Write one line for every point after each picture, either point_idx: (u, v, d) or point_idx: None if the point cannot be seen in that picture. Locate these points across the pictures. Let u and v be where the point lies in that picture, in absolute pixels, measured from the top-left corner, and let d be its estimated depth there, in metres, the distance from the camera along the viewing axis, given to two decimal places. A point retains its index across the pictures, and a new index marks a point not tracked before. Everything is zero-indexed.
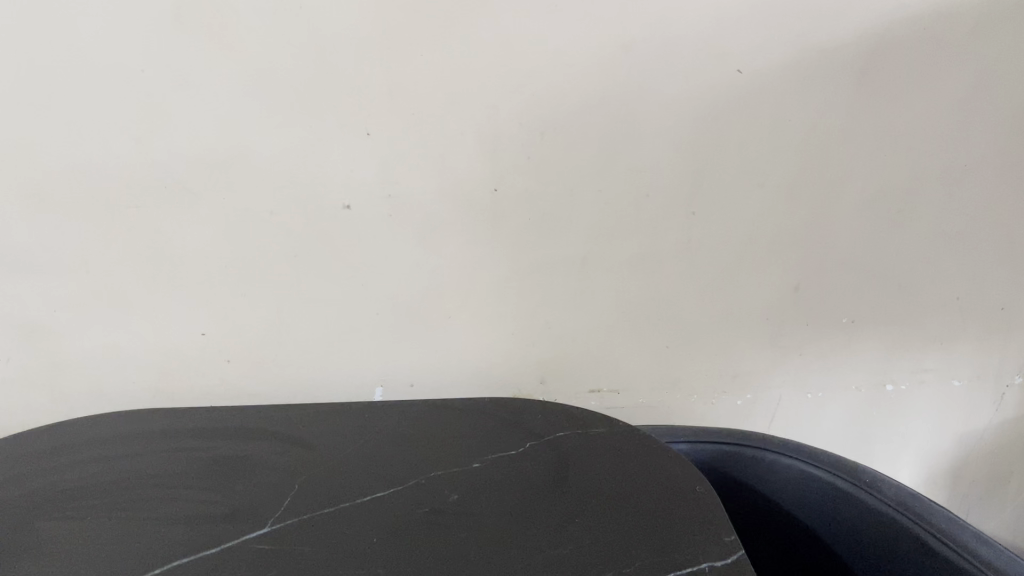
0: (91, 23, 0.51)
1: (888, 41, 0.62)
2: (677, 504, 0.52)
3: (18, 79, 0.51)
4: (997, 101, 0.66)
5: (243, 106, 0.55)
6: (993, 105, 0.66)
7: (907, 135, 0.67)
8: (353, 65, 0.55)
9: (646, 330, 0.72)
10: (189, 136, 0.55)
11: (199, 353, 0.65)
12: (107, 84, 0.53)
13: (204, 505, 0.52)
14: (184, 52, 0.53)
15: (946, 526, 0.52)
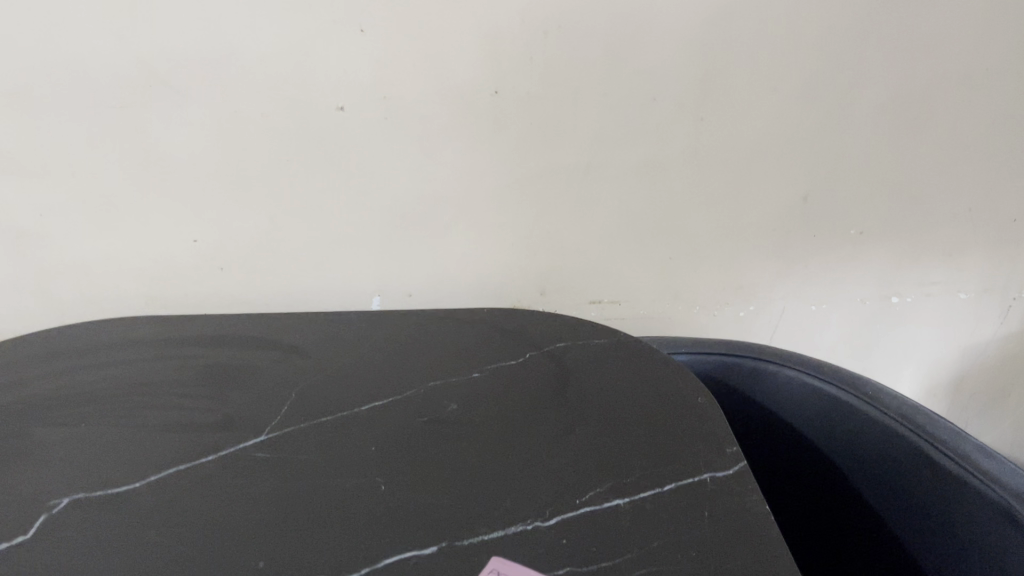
0: None
1: None
2: (680, 414, 0.51)
3: None
4: None
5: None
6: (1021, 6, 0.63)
7: (929, 37, 0.63)
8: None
9: (649, 240, 0.71)
10: (174, 33, 0.53)
11: (192, 260, 0.63)
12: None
13: (202, 412, 0.51)
14: None
15: (947, 439, 0.52)
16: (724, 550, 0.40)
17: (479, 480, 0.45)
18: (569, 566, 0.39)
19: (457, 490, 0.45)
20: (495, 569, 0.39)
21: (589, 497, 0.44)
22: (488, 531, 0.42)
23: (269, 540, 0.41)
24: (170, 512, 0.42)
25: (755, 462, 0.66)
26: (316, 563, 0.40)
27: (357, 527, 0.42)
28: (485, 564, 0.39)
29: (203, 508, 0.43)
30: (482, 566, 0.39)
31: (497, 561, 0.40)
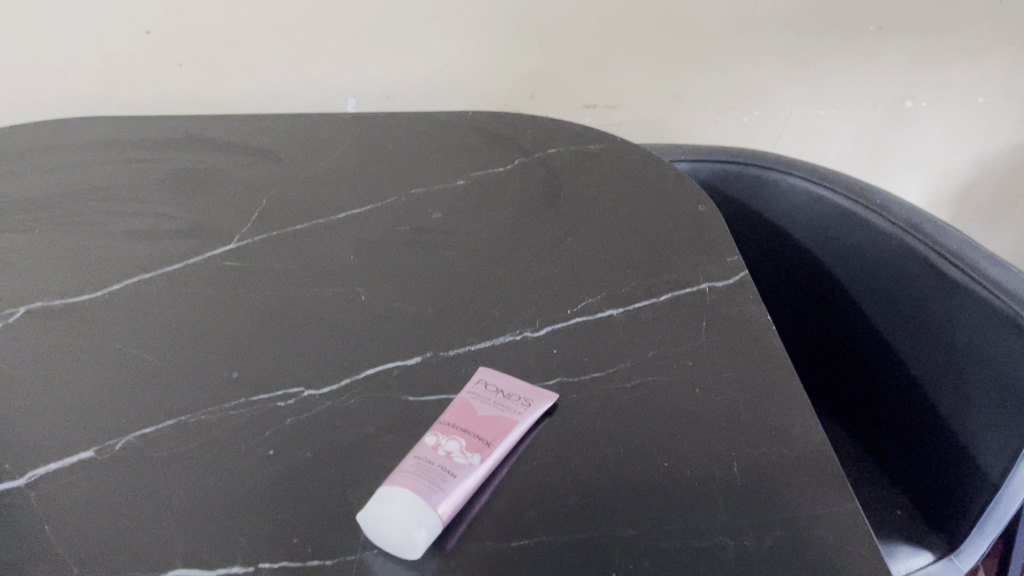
0: None
1: None
2: (680, 222, 0.48)
3: None
4: None
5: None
6: None
7: None
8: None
9: (649, 37, 0.65)
10: None
11: (145, 55, 0.57)
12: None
13: (166, 219, 0.48)
14: None
15: (956, 247, 0.49)
16: (721, 361, 0.39)
17: (466, 290, 0.43)
18: (559, 377, 0.38)
19: (442, 300, 0.42)
20: (481, 381, 0.37)
21: (582, 307, 0.42)
22: (476, 342, 0.40)
23: (244, 352, 0.39)
24: (136, 322, 0.40)
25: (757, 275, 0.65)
26: (293, 375, 0.38)
27: (337, 338, 0.40)
28: (471, 377, 0.37)
29: (172, 319, 0.40)
30: (467, 381, 0.37)
31: (483, 373, 0.37)
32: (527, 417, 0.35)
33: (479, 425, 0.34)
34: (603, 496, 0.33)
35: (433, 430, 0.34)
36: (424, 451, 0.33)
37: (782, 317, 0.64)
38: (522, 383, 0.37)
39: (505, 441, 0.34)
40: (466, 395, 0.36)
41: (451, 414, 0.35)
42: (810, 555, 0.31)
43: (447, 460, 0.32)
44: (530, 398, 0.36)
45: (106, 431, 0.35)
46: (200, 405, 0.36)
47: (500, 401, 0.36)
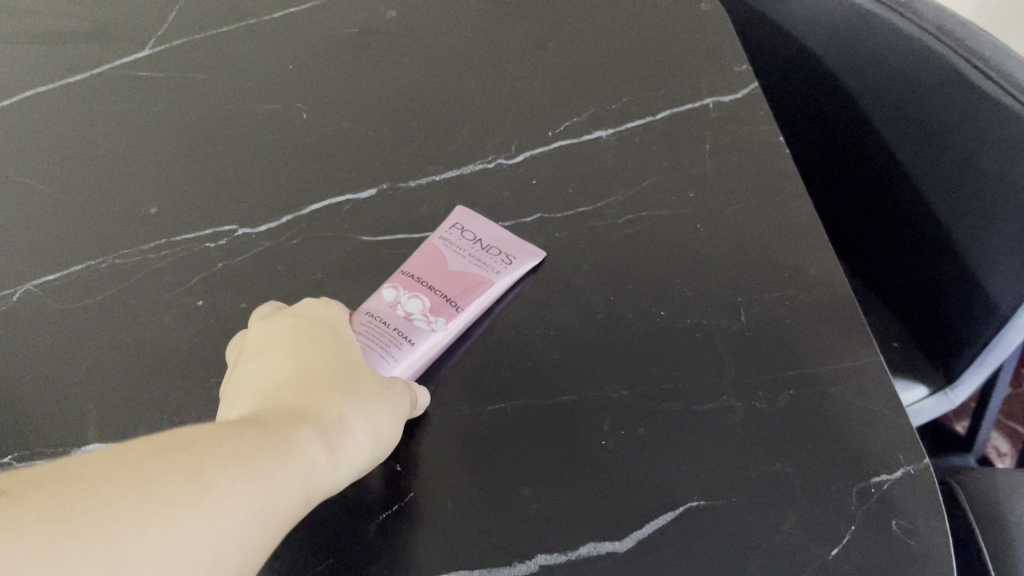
0: None
1: None
2: (680, 21, 0.40)
3: None
4: None
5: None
6: None
7: None
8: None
9: None
10: None
11: None
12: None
13: (64, 17, 0.39)
14: None
15: (990, 54, 0.42)
16: (729, 193, 0.33)
17: (428, 109, 0.36)
18: (539, 214, 0.32)
19: (399, 121, 0.36)
20: (459, 223, 0.31)
21: (565, 129, 0.35)
22: (441, 172, 0.34)
23: (164, 182, 0.33)
24: (32, 147, 0.34)
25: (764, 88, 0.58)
26: (223, 210, 0.32)
27: (276, 168, 0.33)
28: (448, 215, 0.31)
29: (75, 142, 0.34)
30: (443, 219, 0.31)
31: (464, 213, 0.31)
32: (505, 277, 0.30)
33: (447, 282, 0.29)
34: (588, 352, 0.28)
35: (392, 282, 0.29)
36: (378, 310, 0.28)
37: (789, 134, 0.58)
38: (509, 231, 0.31)
39: (475, 304, 0.29)
40: (438, 241, 0.30)
41: (415, 263, 0.29)
42: (825, 418, 0.27)
43: (403, 327, 0.27)
44: (514, 253, 0.30)
45: (1, 280, 0.29)
46: (112, 247, 0.30)
47: (476, 253, 0.30)
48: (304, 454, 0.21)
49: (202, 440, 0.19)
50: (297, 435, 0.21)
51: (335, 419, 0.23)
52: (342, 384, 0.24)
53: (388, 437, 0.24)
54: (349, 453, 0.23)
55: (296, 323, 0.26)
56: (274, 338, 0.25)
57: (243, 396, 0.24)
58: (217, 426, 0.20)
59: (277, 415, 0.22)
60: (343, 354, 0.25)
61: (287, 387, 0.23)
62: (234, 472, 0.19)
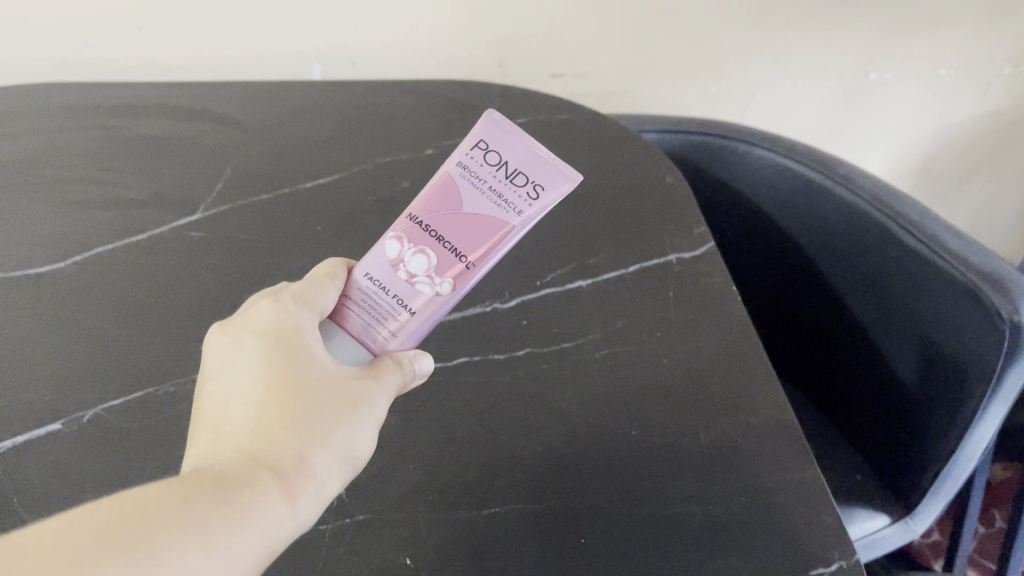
0: None
1: None
2: (648, 193, 0.48)
3: None
4: None
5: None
6: None
7: None
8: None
9: (616, 3, 0.63)
10: None
11: (105, 17, 0.57)
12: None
13: (128, 187, 0.47)
14: None
15: (917, 219, 0.50)
16: (689, 333, 0.39)
17: None
18: (529, 348, 0.38)
19: None
20: (482, 139, 0.29)
21: (552, 279, 0.42)
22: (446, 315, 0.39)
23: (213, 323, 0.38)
24: (101, 293, 0.40)
25: (731, 247, 0.66)
26: None
27: None
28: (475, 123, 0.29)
29: (137, 289, 0.40)
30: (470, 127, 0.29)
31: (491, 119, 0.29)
32: (529, 216, 0.29)
33: (461, 230, 0.29)
34: (571, 464, 0.33)
35: (405, 229, 0.30)
36: (382, 272, 0.30)
37: (754, 287, 0.66)
38: (537, 151, 0.28)
39: (488, 254, 0.29)
40: (457, 172, 0.29)
41: (430, 202, 0.30)
42: (772, 520, 0.31)
43: (402, 295, 0.30)
44: (542, 182, 0.29)
45: (74, 404, 0.34)
46: (168, 377, 0.36)
47: (498, 187, 0.29)
48: (266, 508, 0.23)
49: (146, 517, 0.20)
50: (257, 488, 0.23)
51: (294, 461, 0.24)
52: (298, 417, 0.25)
53: (352, 461, 0.27)
54: (313, 491, 0.25)
55: (254, 346, 0.27)
56: (235, 362, 0.27)
57: (206, 433, 0.25)
58: (170, 490, 0.21)
59: (236, 465, 0.23)
60: (303, 383, 0.26)
61: (246, 426, 0.25)
62: (181, 550, 0.20)
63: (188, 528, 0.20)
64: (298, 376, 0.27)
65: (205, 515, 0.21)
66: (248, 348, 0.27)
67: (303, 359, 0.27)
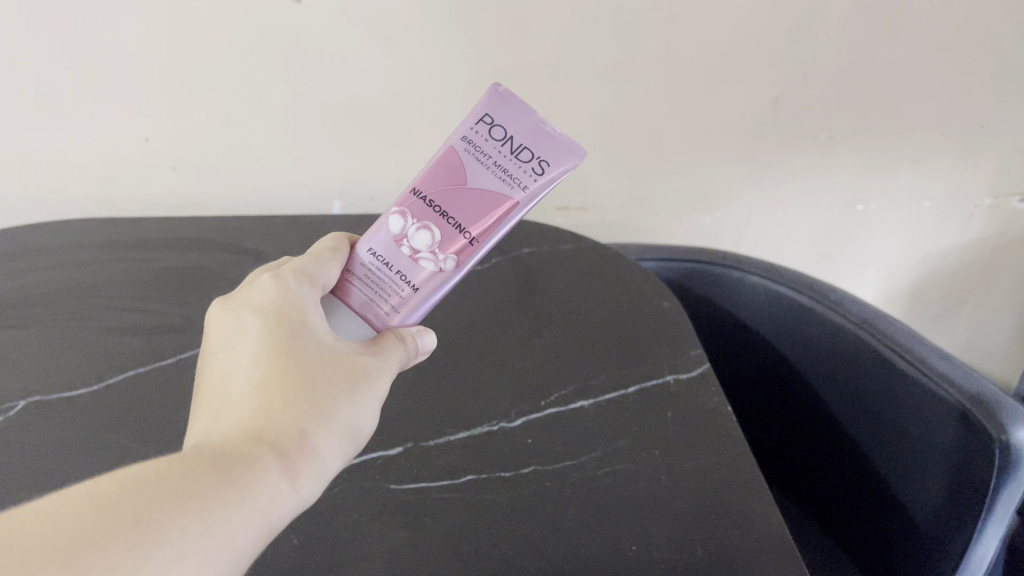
0: None
1: None
2: (646, 319, 0.52)
3: None
4: None
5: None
6: None
7: None
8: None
9: (615, 144, 0.68)
10: None
11: (144, 161, 0.62)
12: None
13: (158, 316, 0.50)
14: None
15: (906, 342, 0.53)
16: (686, 452, 0.41)
17: (446, 384, 0.45)
18: (534, 465, 0.40)
19: (422, 393, 0.44)
20: (488, 113, 0.32)
21: (555, 399, 0.44)
22: (455, 432, 0.42)
23: None
24: (129, 413, 0.42)
25: (730, 368, 0.68)
26: None
27: None
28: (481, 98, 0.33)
29: (162, 409, 0.42)
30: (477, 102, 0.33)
31: (497, 93, 0.32)
32: (533, 190, 0.33)
33: (465, 205, 0.33)
34: None
35: (413, 205, 0.34)
36: (388, 249, 0.34)
37: (754, 408, 0.67)
38: (539, 126, 0.32)
39: (489, 228, 0.33)
40: (464, 146, 0.33)
41: (439, 175, 0.33)
42: None
43: (407, 269, 0.34)
44: (547, 158, 0.32)
45: None
46: None
47: (501, 161, 0.32)
48: (268, 484, 0.26)
49: (145, 495, 0.23)
50: (258, 466, 0.26)
51: (295, 438, 0.28)
52: (296, 391, 0.29)
53: (349, 431, 0.30)
54: (313, 463, 0.28)
55: (255, 323, 0.31)
56: (239, 342, 0.31)
57: (214, 409, 0.29)
58: (173, 470, 0.24)
59: (241, 444, 0.27)
60: (302, 364, 0.30)
61: (249, 401, 0.29)
62: (182, 525, 0.23)
63: (187, 503, 0.23)
64: (295, 351, 0.30)
65: (206, 491, 0.24)
66: (249, 325, 0.31)
67: (301, 333, 0.31)
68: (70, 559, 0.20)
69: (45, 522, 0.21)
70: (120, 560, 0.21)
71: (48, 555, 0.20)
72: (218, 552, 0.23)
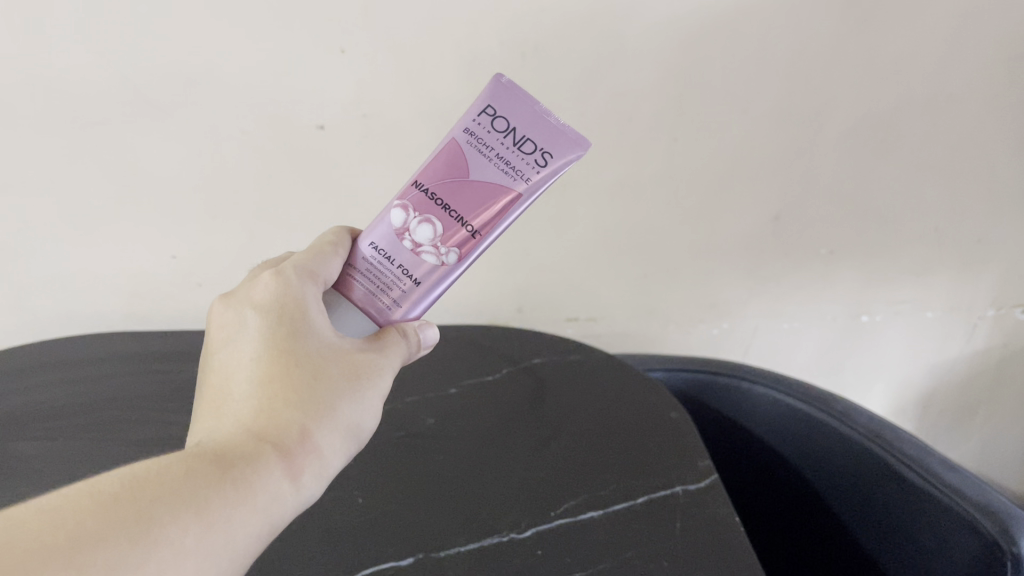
0: None
1: None
2: (656, 429, 0.52)
3: None
4: (1004, 30, 0.58)
5: (193, 8, 0.50)
6: (994, 37, 0.58)
7: (907, 66, 0.59)
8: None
9: (622, 258, 0.71)
10: (144, 55, 0.52)
11: (173, 276, 0.66)
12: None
13: (180, 426, 0.52)
14: None
15: (915, 452, 0.53)
16: (695, 564, 0.41)
17: (457, 494, 0.46)
18: None
19: (432, 502, 0.45)
20: (491, 105, 0.35)
21: (564, 510, 0.45)
22: (465, 543, 0.42)
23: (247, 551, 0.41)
24: None
25: (740, 476, 0.68)
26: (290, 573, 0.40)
27: (335, 534, 0.42)
28: (483, 91, 0.36)
29: None
30: (479, 96, 0.36)
31: (499, 85, 0.35)
32: (535, 181, 0.36)
33: (469, 197, 0.36)
34: None
35: (417, 199, 0.37)
36: (390, 243, 0.37)
37: (766, 515, 0.67)
38: (542, 119, 0.35)
39: (492, 219, 0.36)
40: (467, 138, 0.36)
41: (442, 168, 0.36)
42: None
43: (409, 262, 0.37)
44: (549, 148, 0.35)
45: None
46: None
47: (505, 153, 0.35)
48: (268, 481, 0.29)
49: (147, 493, 0.25)
50: (258, 464, 0.29)
51: (296, 438, 0.31)
52: (297, 390, 0.32)
53: (348, 426, 0.33)
54: (312, 458, 0.31)
55: (259, 326, 0.34)
56: (242, 342, 0.34)
57: (221, 407, 0.32)
58: (176, 465, 0.26)
59: (243, 442, 0.29)
60: (302, 363, 0.33)
61: (252, 402, 0.32)
62: (184, 524, 0.24)
63: (189, 500, 0.25)
64: (296, 351, 0.33)
65: (208, 489, 0.26)
66: (251, 323, 0.34)
67: (302, 334, 0.34)
68: (72, 554, 0.21)
69: (46, 523, 0.22)
70: (121, 558, 0.22)
71: (50, 549, 0.21)
72: (219, 548, 0.25)
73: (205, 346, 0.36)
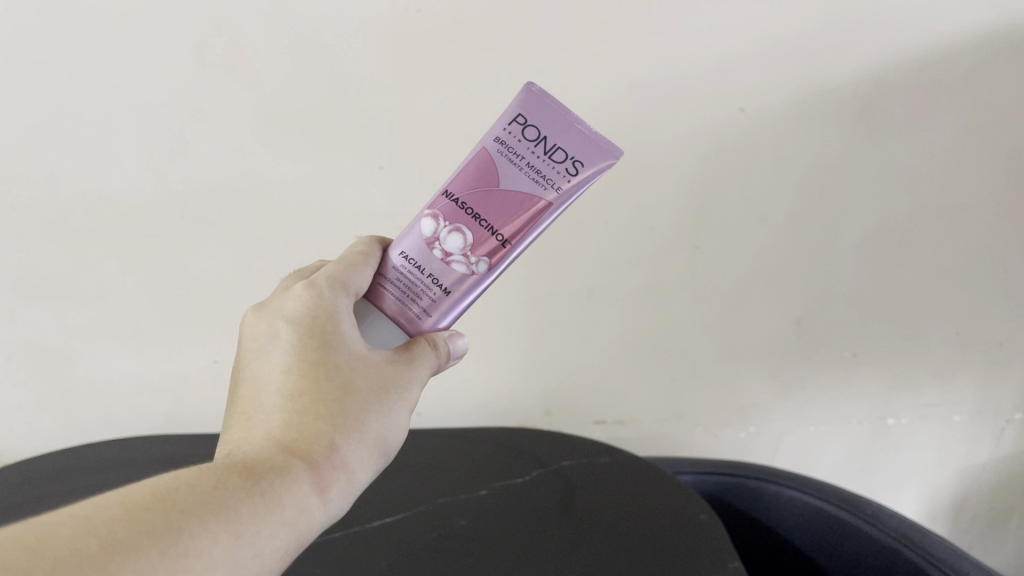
0: (103, 65, 0.50)
1: (899, 78, 0.56)
2: (685, 530, 0.53)
3: (45, 123, 0.51)
4: (1009, 140, 0.60)
5: (243, 130, 0.54)
6: (1000, 147, 0.60)
7: (918, 174, 0.61)
8: (331, 90, 0.53)
9: (648, 361, 0.73)
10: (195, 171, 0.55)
11: (211, 380, 0.68)
12: (105, 110, 0.51)
13: None
14: (193, 86, 0.51)
15: (946, 556, 0.54)
16: None
17: None
18: None
19: None
20: (521, 114, 0.38)
21: None
22: None
23: None
24: None
25: None
26: None
27: None
28: (515, 100, 0.38)
29: None
30: (511, 104, 0.38)
31: (531, 94, 0.37)
32: (565, 190, 0.38)
33: (502, 203, 0.38)
34: None
35: (449, 208, 0.39)
36: (421, 252, 0.40)
37: None
38: (574, 129, 0.37)
39: (524, 226, 0.39)
40: (497, 147, 0.38)
41: (474, 177, 0.39)
42: None
43: (439, 271, 0.39)
44: (579, 156, 0.38)
45: None
46: None
47: (536, 162, 0.38)
48: (295, 495, 0.31)
49: (177, 505, 0.27)
50: (288, 480, 0.31)
51: (325, 453, 0.33)
52: (326, 404, 0.35)
53: (376, 440, 0.36)
54: (339, 470, 0.33)
55: (291, 339, 0.37)
56: (273, 354, 0.37)
57: (252, 419, 0.35)
58: (208, 484, 0.29)
59: (274, 457, 0.32)
60: (331, 377, 0.35)
61: (282, 417, 0.34)
62: (213, 538, 0.27)
63: (218, 514, 0.28)
64: (326, 365, 0.36)
65: (237, 505, 0.29)
66: (283, 335, 0.37)
67: (333, 348, 0.37)
68: (108, 558, 0.24)
69: (80, 529, 0.25)
70: (151, 564, 0.25)
71: (83, 555, 0.24)
72: (248, 560, 0.28)
73: (240, 354, 0.39)
